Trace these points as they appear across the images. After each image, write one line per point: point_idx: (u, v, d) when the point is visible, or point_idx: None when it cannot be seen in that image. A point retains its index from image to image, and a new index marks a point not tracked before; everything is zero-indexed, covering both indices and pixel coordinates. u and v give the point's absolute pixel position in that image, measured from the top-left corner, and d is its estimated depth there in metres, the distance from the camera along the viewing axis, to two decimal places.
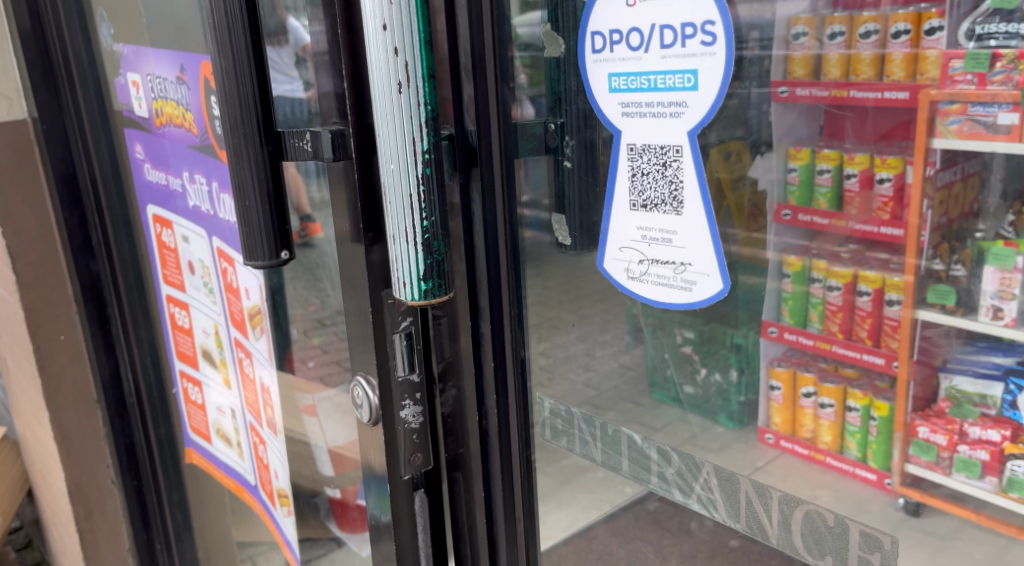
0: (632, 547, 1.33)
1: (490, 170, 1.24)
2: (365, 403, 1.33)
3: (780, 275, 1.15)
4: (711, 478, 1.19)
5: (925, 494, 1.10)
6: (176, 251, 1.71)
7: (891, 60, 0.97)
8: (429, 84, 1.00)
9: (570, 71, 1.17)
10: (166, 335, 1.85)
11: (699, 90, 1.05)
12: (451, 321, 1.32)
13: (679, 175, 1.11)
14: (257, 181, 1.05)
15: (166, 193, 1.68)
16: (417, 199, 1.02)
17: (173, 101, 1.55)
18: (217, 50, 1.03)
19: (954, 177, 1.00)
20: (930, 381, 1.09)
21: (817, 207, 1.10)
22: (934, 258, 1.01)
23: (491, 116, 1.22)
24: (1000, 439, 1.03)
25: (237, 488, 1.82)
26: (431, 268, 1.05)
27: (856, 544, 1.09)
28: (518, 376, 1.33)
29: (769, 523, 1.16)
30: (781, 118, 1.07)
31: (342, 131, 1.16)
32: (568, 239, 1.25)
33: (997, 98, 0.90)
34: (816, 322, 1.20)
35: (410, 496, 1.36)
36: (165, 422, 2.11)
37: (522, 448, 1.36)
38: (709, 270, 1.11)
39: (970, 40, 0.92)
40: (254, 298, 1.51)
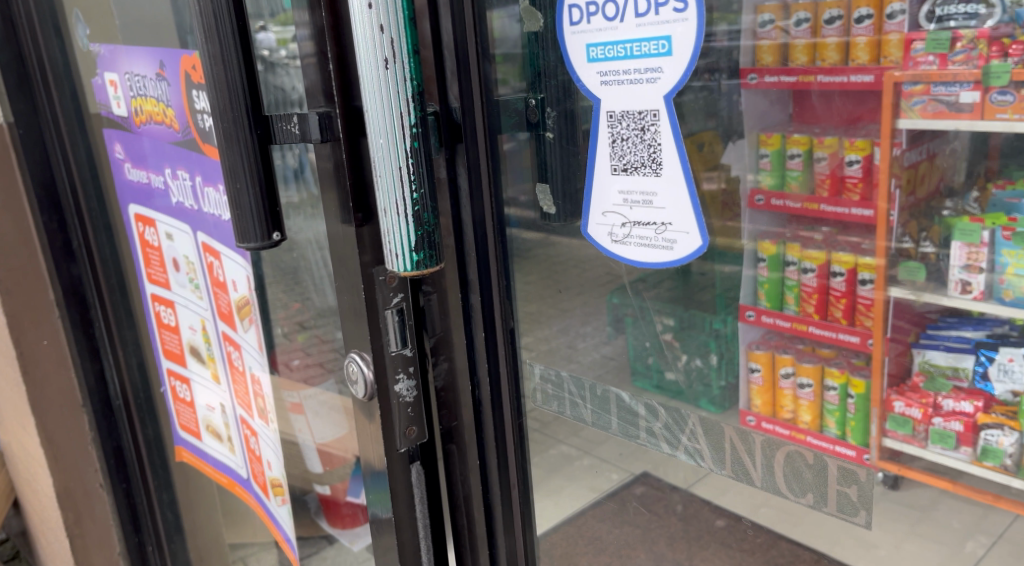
0: (622, 531, 1.37)
1: (475, 146, 1.28)
2: (360, 379, 1.31)
3: (755, 260, 1.16)
4: (697, 429, 1.26)
5: (902, 466, 1.11)
6: (160, 249, 1.71)
7: (856, 45, 0.99)
8: (416, 60, 1.02)
9: (548, 46, 1.21)
10: (152, 334, 1.84)
11: (674, 55, 1.10)
12: (440, 297, 1.36)
13: (657, 138, 1.16)
14: (247, 164, 1.06)
15: (147, 192, 1.68)
16: (406, 171, 1.03)
17: (153, 98, 1.55)
18: (204, 35, 1.03)
19: (921, 156, 1.00)
20: (903, 359, 1.08)
21: (790, 191, 1.11)
22: (902, 237, 1.04)
23: (473, 90, 1.26)
24: (973, 410, 1.05)
25: (229, 483, 1.82)
26: (422, 240, 1.06)
27: (833, 479, 1.17)
28: (507, 344, 1.37)
29: (752, 466, 1.23)
30: (751, 107, 1.10)
31: (329, 113, 1.15)
32: (553, 209, 1.28)
33: (958, 77, 0.93)
34: (792, 305, 1.16)
35: (408, 469, 1.37)
36: (153, 423, 2.10)
37: (515, 417, 1.40)
38: (689, 228, 1.17)
39: (930, 22, 0.93)
40: (242, 288, 1.50)
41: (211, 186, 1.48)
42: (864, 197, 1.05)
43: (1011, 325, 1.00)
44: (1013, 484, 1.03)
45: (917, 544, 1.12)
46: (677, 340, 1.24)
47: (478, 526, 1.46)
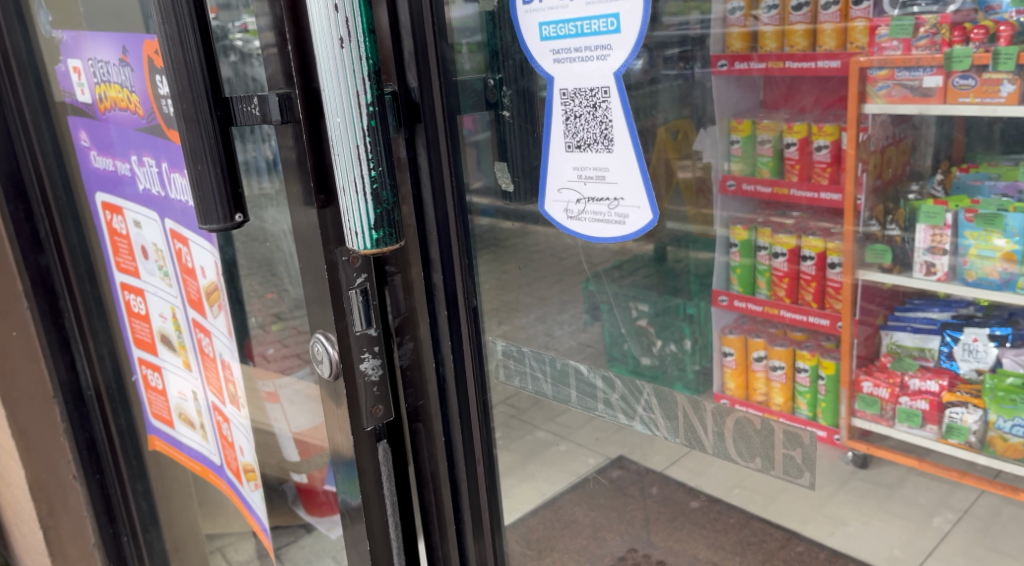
0: (597, 514, 1.37)
1: (434, 125, 1.22)
2: (325, 359, 1.30)
3: (727, 245, 1.19)
4: (651, 399, 1.23)
5: (871, 446, 1.13)
6: (128, 238, 1.70)
7: (823, 31, 1.01)
8: (371, 40, 1.01)
9: (504, 26, 1.17)
10: (122, 323, 1.83)
11: (623, 33, 1.07)
12: (404, 277, 1.30)
13: (608, 115, 1.13)
14: (208, 144, 1.05)
15: (114, 179, 1.66)
16: (364, 150, 1.03)
17: (117, 85, 1.54)
18: (162, 21, 1.03)
19: (888, 141, 1.01)
20: (873, 340, 1.11)
21: (761, 176, 1.16)
22: (870, 221, 1.06)
23: (432, 69, 1.20)
24: (939, 389, 1.08)
25: (203, 471, 1.82)
26: (381, 218, 1.06)
27: (780, 443, 1.15)
28: (472, 325, 1.32)
29: (704, 433, 1.21)
30: (723, 94, 1.11)
31: (289, 95, 1.15)
32: (512, 186, 1.25)
33: (921, 62, 0.94)
34: (763, 289, 1.19)
35: (374, 448, 1.33)
36: (127, 414, 2.07)
37: (479, 394, 1.35)
38: (639, 203, 1.14)
39: (893, 7, 0.95)
40: (211, 275, 1.50)
41: (177, 172, 1.47)
42: (834, 180, 1.09)
43: (976, 306, 1.04)
44: (978, 461, 1.08)
45: (885, 520, 1.15)
46: (652, 325, 1.25)
47: (445, 505, 1.42)
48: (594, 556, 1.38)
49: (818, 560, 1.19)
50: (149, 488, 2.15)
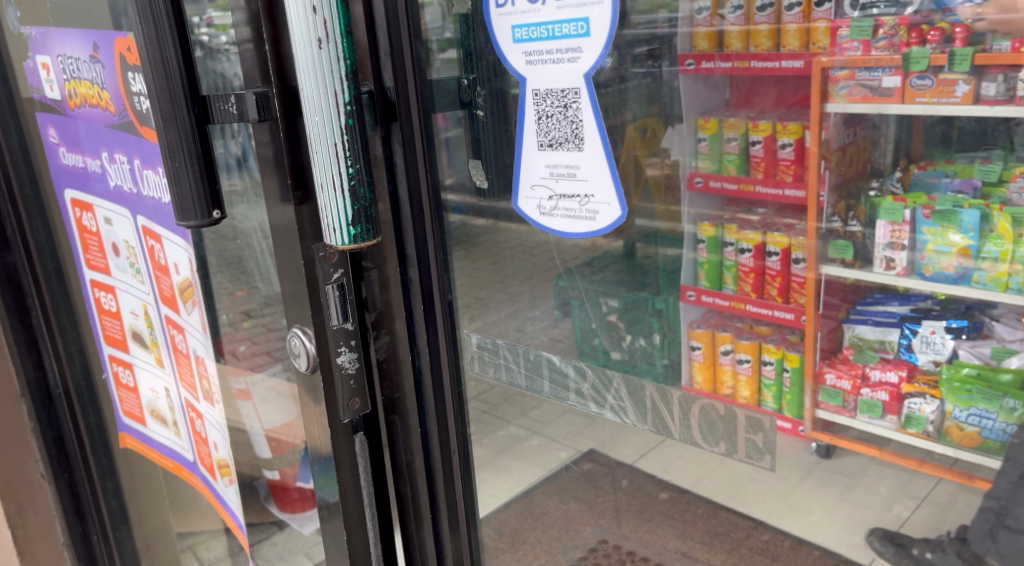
0: (569, 506, 1.39)
1: (409, 124, 1.19)
2: (301, 353, 1.27)
3: (695, 242, 1.27)
4: (622, 389, 1.23)
5: (835, 436, 1.17)
6: (98, 235, 1.69)
7: (786, 32, 1.04)
8: (349, 41, 1.02)
9: (478, 28, 1.16)
10: (92, 320, 1.81)
11: (592, 36, 1.06)
12: (380, 272, 1.27)
13: (579, 115, 1.11)
14: (185, 142, 1.06)
15: (84, 176, 1.65)
16: (341, 148, 1.04)
17: (87, 81, 1.52)
18: (138, 17, 1.02)
19: (849, 139, 1.06)
20: (835, 334, 1.16)
21: (727, 173, 1.23)
22: (833, 217, 1.12)
23: (407, 68, 1.17)
24: (898, 379, 1.13)
25: (175, 467, 1.80)
26: (358, 214, 1.06)
27: (742, 427, 1.15)
28: (446, 320, 1.30)
29: (671, 419, 1.21)
30: (691, 93, 1.13)
31: (265, 93, 1.13)
32: (485, 184, 1.24)
33: (880, 63, 0.97)
34: (730, 284, 1.26)
35: (350, 442, 1.32)
36: (96, 411, 2.08)
37: (455, 386, 1.34)
38: (609, 199, 1.14)
39: (854, 9, 0.97)
40: (184, 271, 1.49)
41: (149, 168, 1.45)
42: (796, 178, 1.17)
43: (933, 300, 1.09)
44: (936, 449, 1.10)
45: (847, 509, 1.17)
46: (621, 320, 1.27)
47: (421, 497, 1.39)
48: (565, 548, 1.40)
49: (784, 548, 1.22)
50: (119, 486, 2.14)
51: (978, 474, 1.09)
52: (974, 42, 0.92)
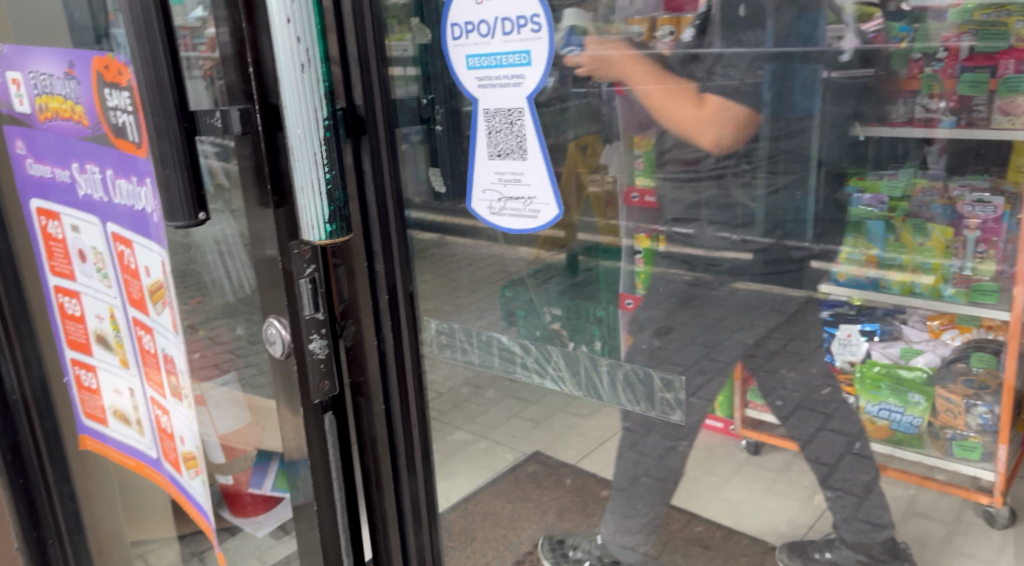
0: (518, 505, 1.43)
1: (376, 136, 1.16)
2: (277, 340, 1.20)
3: (632, 253, 1.30)
4: (559, 360, 1.26)
5: (762, 435, 1.35)
6: (64, 242, 1.43)
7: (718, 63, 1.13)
8: (327, 67, 1.03)
9: (436, 56, 1.15)
10: (53, 322, 1.54)
11: (533, 66, 1.08)
12: (348, 268, 1.21)
13: (522, 131, 1.12)
14: (180, 155, 1.02)
15: (51, 185, 1.41)
16: (319, 157, 1.04)
17: (60, 97, 1.32)
18: (132, 31, 0.99)
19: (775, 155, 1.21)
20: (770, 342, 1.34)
21: (663, 186, 1.26)
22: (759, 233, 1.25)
23: (373, 89, 1.14)
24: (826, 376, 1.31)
25: (137, 466, 1.50)
26: (335, 212, 1.06)
27: (657, 385, 1.23)
28: (409, 306, 1.22)
29: (601, 385, 1.25)
30: (628, 110, 1.19)
31: (250, 109, 1.10)
32: (443, 187, 1.21)
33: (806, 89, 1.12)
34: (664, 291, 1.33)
35: (319, 420, 1.22)
36: (53, 415, 1.84)
37: (416, 369, 1.25)
38: (549, 200, 1.15)
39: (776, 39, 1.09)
40: (156, 273, 1.25)
41: (124, 177, 1.25)
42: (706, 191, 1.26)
43: (850, 306, 1.23)
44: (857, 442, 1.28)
45: (776, 500, 1.34)
46: (565, 329, 1.28)
47: (384, 472, 1.28)
48: (511, 545, 1.40)
49: (715, 538, 1.35)
50: (75, 489, 1.89)
51: (890, 464, 1.26)
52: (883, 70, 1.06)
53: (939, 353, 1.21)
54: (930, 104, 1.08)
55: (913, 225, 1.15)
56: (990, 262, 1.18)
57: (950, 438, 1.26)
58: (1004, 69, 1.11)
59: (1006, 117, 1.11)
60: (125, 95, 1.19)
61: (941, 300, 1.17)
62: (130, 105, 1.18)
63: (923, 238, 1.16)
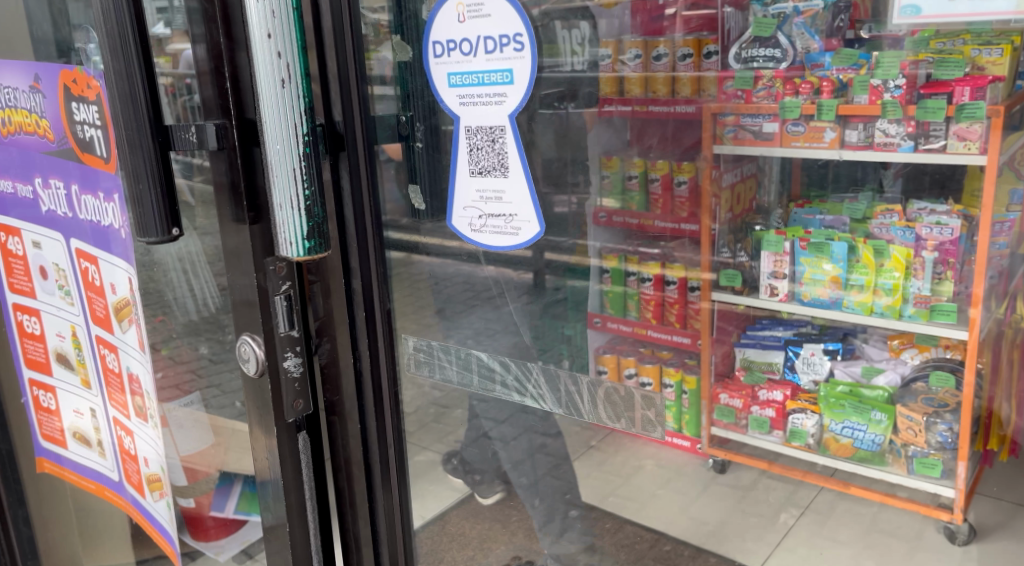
0: (485, 527, 1.38)
1: (355, 154, 1.13)
2: (251, 358, 1.16)
3: (601, 272, 1.33)
4: (541, 378, 1.23)
5: (730, 452, 1.32)
6: (24, 259, 1.39)
7: (679, 80, 1.22)
8: (307, 83, 1.02)
9: (417, 73, 1.15)
10: (10, 341, 1.49)
11: (516, 84, 1.09)
12: (324, 285, 1.18)
13: (504, 148, 1.13)
14: (153, 168, 1.00)
15: (12, 201, 1.37)
16: (300, 172, 1.03)
17: (24, 110, 1.29)
18: (105, 43, 0.98)
19: (736, 178, 1.28)
20: (727, 357, 1.38)
21: (629, 210, 1.31)
22: (723, 249, 1.32)
23: (354, 103, 1.11)
24: (783, 397, 1.36)
25: (97, 489, 1.47)
26: (312, 229, 1.06)
27: (639, 405, 1.14)
28: (385, 324, 1.20)
29: (581, 401, 1.20)
30: (599, 137, 1.29)
31: (227, 125, 1.07)
32: (423, 205, 1.21)
33: (761, 110, 1.17)
34: (634, 311, 1.35)
35: (293, 439, 1.20)
36: (8, 437, 1.75)
37: (393, 386, 1.23)
38: (530, 217, 1.15)
39: (737, 62, 1.15)
40: (122, 290, 1.23)
41: (91, 192, 1.23)
42: (692, 214, 1.30)
43: (812, 325, 1.31)
44: (818, 461, 1.32)
45: (742, 518, 1.30)
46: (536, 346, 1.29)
47: (359, 491, 1.27)
48: None
49: (683, 557, 1.30)
50: (31, 514, 1.83)
51: (854, 482, 1.30)
52: (838, 94, 1.10)
53: (898, 371, 1.26)
54: (888, 128, 1.09)
55: (873, 247, 1.24)
56: (949, 282, 1.17)
57: (911, 454, 1.29)
58: (960, 96, 1.02)
59: (962, 143, 1.05)
60: (93, 109, 1.17)
61: (900, 319, 1.20)
62: (98, 119, 1.16)
63: (882, 260, 1.24)
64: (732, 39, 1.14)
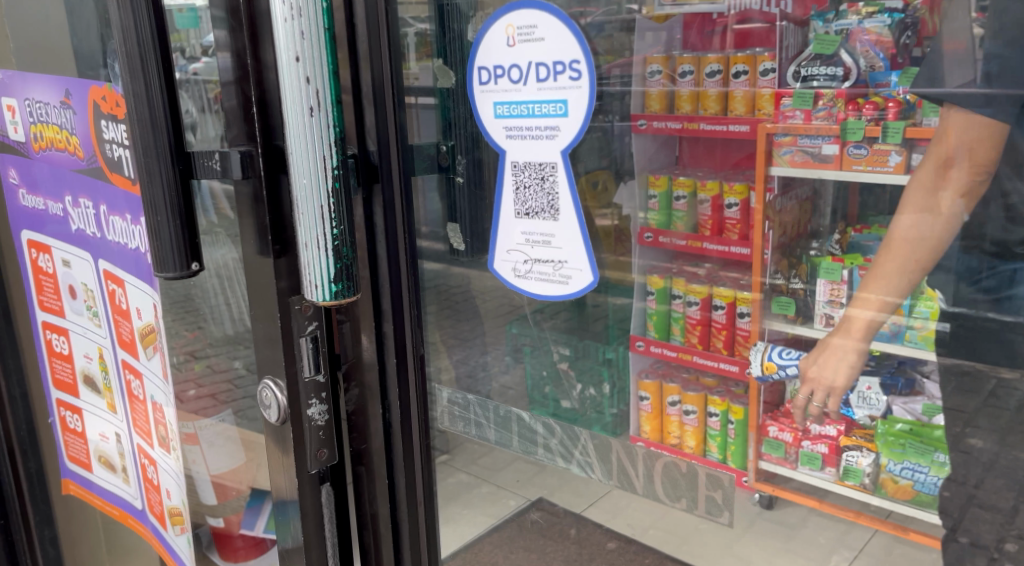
0: (518, 555, 1.29)
1: (390, 185, 1.08)
2: (272, 404, 1.12)
3: (645, 293, 1.39)
4: (589, 445, 1.22)
5: (776, 487, 1.19)
6: (55, 278, 1.38)
7: (733, 98, 1.14)
8: (339, 109, 0.95)
9: (459, 100, 1.12)
10: (39, 360, 1.48)
11: (570, 117, 1.05)
12: (353, 326, 1.13)
13: (555, 188, 1.09)
14: (170, 199, 0.97)
15: (45, 219, 1.36)
16: (326, 209, 0.96)
17: (55, 125, 1.27)
18: (126, 68, 0.95)
19: (792, 201, 1.17)
20: (778, 388, 1.20)
21: (676, 230, 1.36)
22: (777, 274, 1.20)
23: (391, 134, 1.07)
24: (836, 433, 1.18)
25: (120, 516, 1.45)
26: (340, 271, 0.98)
27: (703, 485, 1.16)
28: (419, 374, 1.17)
29: (635, 476, 1.20)
30: (644, 152, 1.28)
31: (252, 152, 1.03)
32: (463, 246, 1.18)
33: (821, 131, 1.05)
34: (678, 335, 1.40)
35: (316, 492, 1.16)
36: (37, 455, 1.73)
37: (424, 441, 1.19)
38: (582, 266, 1.11)
39: (796, 81, 1.06)
40: (149, 315, 1.20)
41: (119, 214, 1.20)
42: (742, 238, 1.27)
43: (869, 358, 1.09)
44: (871, 500, 1.17)
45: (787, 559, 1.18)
46: (572, 368, 1.33)
47: (386, 549, 1.23)
48: None
49: None
50: (58, 534, 1.80)
51: (911, 526, 1.16)
52: (905, 115, 0.97)
53: None
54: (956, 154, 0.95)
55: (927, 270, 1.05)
56: None
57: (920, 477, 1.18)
58: None
59: None
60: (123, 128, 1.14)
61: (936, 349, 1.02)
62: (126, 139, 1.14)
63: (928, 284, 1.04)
64: (789, 60, 1.07)
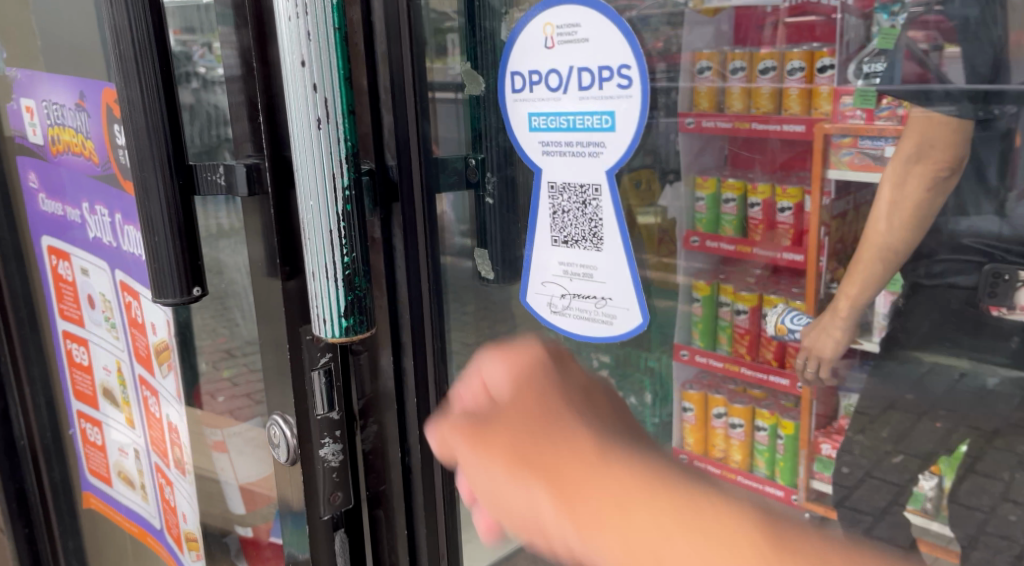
0: None
1: (411, 204, 1.03)
2: (281, 443, 1.06)
3: (691, 298, 1.24)
4: None
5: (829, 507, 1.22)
6: (74, 286, 1.37)
7: (788, 95, 1.05)
8: (351, 121, 0.88)
9: (490, 108, 1.04)
10: (61, 371, 1.50)
11: (617, 131, 0.97)
12: (371, 357, 1.07)
13: (598, 214, 1.01)
14: (170, 216, 0.88)
15: (64, 225, 1.34)
16: (337, 238, 0.90)
17: (71, 129, 1.24)
18: (117, 70, 0.86)
19: (847, 206, 1.07)
20: (831, 399, 1.24)
21: (724, 234, 1.23)
22: (831, 282, 1.11)
23: (412, 149, 1.02)
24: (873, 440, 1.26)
25: (140, 533, 1.47)
26: (351, 305, 0.92)
27: None
28: (441, 416, 1.09)
29: None
30: (691, 152, 1.14)
31: (258, 165, 0.98)
32: (492, 274, 1.09)
33: (884, 132, 0.95)
34: (724, 345, 1.30)
35: (330, 538, 1.10)
36: (62, 465, 1.63)
37: (446, 486, 1.11)
38: (628, 304, 1.02)
39: (858, 79, 0.96)
40: (161, 332, 1.22)
41: (133, 224, 1.18)
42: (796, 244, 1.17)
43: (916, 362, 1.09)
44: (932, 525, 1.23)
45: None
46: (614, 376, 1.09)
47: None
48: None
49: None
50: (81, 546, 1.69)
51: None
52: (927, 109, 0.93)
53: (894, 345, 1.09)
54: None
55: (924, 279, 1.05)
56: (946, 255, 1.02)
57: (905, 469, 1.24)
58: None
59: None
60: None
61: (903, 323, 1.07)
62: None
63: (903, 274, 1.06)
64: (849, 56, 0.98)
